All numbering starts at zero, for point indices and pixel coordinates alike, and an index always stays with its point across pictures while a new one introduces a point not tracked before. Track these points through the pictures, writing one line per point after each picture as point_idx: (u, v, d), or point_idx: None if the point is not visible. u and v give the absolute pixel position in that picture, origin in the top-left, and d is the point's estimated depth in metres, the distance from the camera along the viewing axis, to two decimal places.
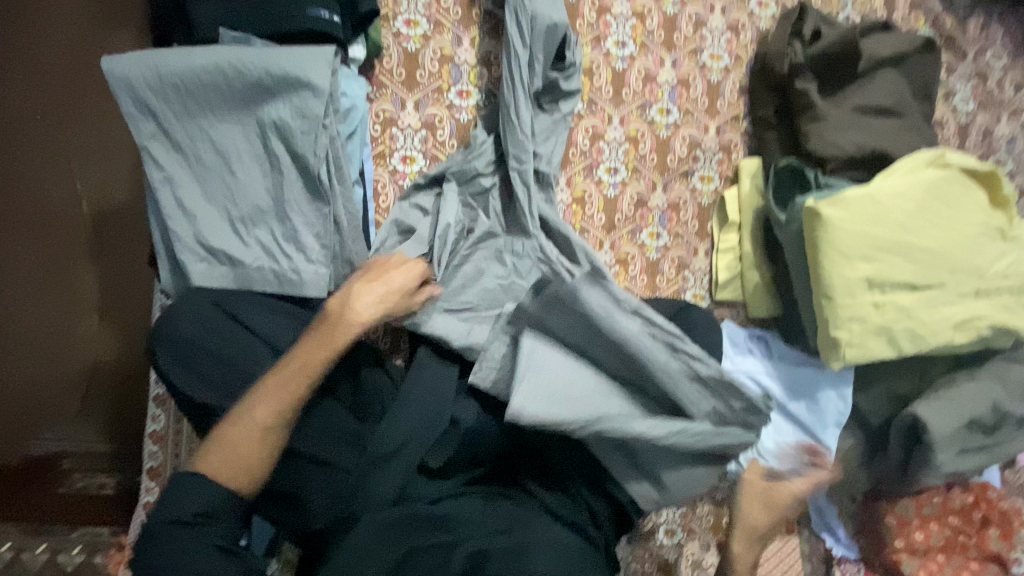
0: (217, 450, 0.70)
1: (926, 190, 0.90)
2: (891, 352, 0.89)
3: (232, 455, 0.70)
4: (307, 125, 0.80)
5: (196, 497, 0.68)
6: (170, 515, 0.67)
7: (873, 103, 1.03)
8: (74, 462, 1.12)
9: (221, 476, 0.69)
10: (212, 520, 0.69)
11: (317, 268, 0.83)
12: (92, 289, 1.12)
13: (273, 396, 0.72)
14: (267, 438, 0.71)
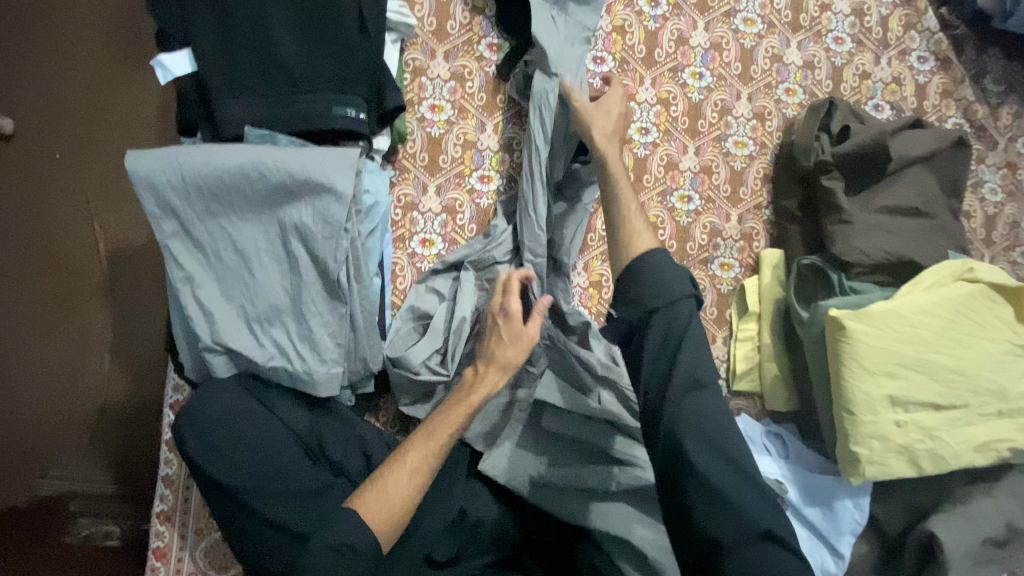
0: (374, 494, 0.77)
1: (952, 306, 0.89)
2: (912, 472, 0.87)
3: (387, 498, 0.77)
4: (328, 230, 0.80)
5: (354, 533, 0.74)
6: (330, 541, 0.74)
7: (900, 203, 1.01)
8: (83, 505, 1.21)
9: (373, 517, 0.76)
10: (362, 558, 0.74)
11: (332, 369, 0.82)
12: (105, 329, 1.28)
13: (421, 446, 0.81)
14: (417, 478, 0.79)
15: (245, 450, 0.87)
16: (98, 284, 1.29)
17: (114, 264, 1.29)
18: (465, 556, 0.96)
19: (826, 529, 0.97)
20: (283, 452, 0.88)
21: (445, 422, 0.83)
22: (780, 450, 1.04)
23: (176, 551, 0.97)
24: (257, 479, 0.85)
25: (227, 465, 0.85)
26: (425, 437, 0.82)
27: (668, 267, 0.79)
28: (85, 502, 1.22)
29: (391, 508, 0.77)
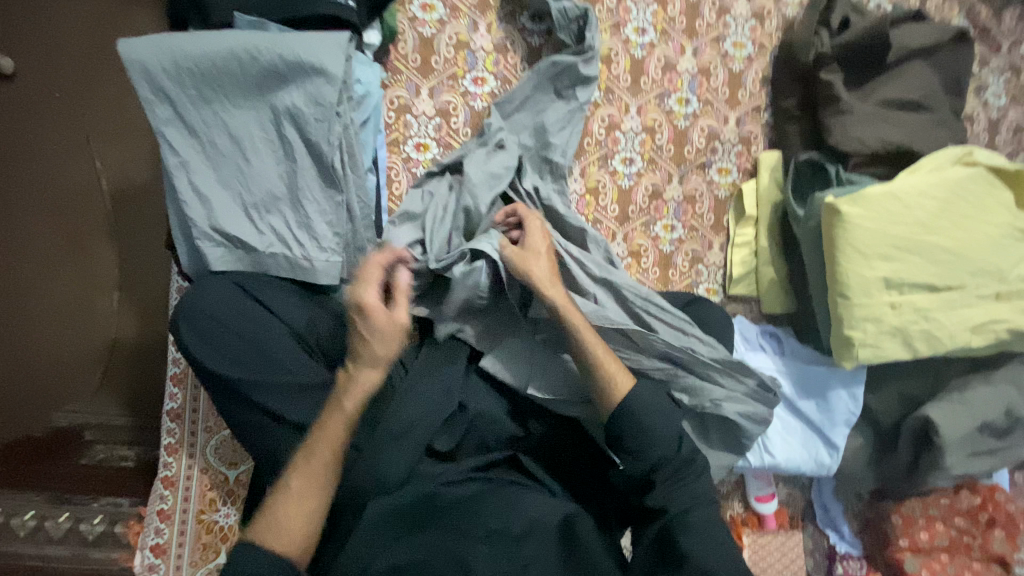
0: (266, 524, 0.69)
1: (951, 189, 0.88)
2: (905, 354, 0.88)
3: (287, 524, 0.69)
4: (321, 113, 0.80)
5: (254, 564, 0.65)
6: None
7: (900, 96, 0.99)
8: (97, 434, 1.21)
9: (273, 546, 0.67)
10: None
11: (330, 257, 0.84)
12: (113, 266, 1.29)
13: (320, 445, 0.73)
14: (318, 487, 0.71)
15: (243, 346, 0.82)
16: (102, 221, 1.29)
17: (118, 200, 1.30)
18: (466, 449, 0.96)
19: (819, 420, 0.99)
20: (283, 347, 0.84)
21: (327, 436, 0.73)
22: (775, 347, 1.05)
23: (189, 447, 1.00)
24: (263, 376, 0.81)
25: (226, 360, 0.80)
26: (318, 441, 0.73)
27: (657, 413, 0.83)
28: (99, 432, 1.22)
29: (290, 534, 0.69)
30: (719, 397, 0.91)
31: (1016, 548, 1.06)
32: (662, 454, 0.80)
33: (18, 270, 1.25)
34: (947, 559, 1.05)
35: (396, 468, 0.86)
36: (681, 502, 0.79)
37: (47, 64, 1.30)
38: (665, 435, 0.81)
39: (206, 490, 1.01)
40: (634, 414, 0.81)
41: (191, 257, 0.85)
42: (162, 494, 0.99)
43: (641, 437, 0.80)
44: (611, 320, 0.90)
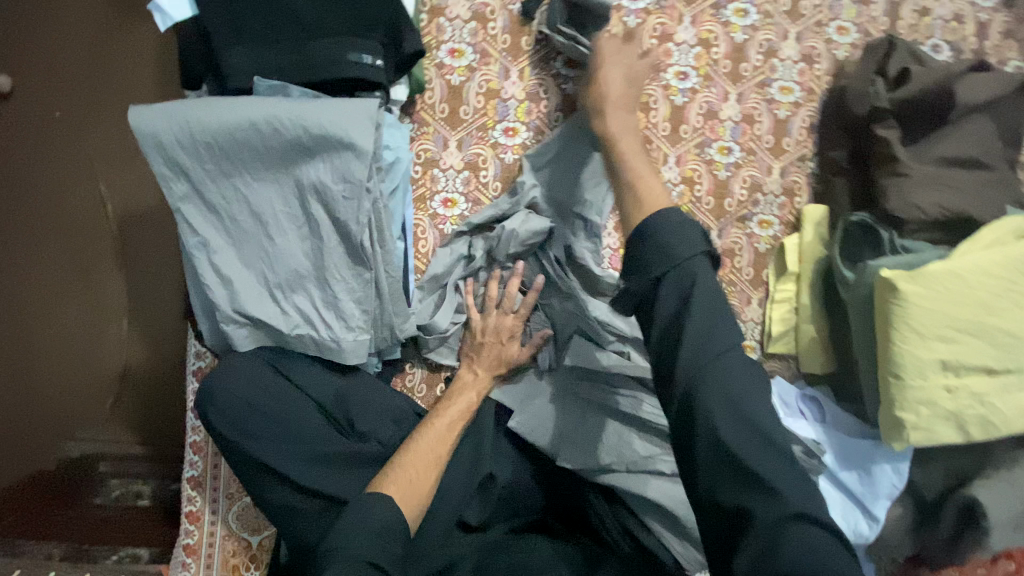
0: (395, 476, 0.79)
1: (1016, 266, 0.82)
2: (959, 438, 0.84)
3: (414, 483, 0.79)
4: (349, 190, 0.74)
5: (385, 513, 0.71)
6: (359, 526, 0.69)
7: (959, 154, 0.93)
8: (111, 466, 1.26)
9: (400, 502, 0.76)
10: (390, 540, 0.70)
11: (358, 337, 0.79)
12: (121, 295, 1.31)
13: (430, 441, 0.85)
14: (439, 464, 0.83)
15: (268, 421, 0.82)
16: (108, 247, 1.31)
17: (124, 227, 1.30)
18: (498, 517, 0.95)
19: (861, 492, 0.95)
20: (309, 422, 0.85)
21: (444, 419, 0.88)
22: (817, 414, 1.02)
23: (209, 516, 0.97)
24: (290, 455, 0.82)
25: (253, 437, 0.81)
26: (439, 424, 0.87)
27: (675, 229, 0.59)
28: (113, 464, 1.27)
29: (415, 495, 0.78)
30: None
31: None
32: (674, 267, 0.58)
33: (49, 301, 1.32)
34: None
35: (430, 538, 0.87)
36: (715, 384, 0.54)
37: (57, 100, 1.28)
38: (681, 261, 0.58)
39: (228, 558, 0.98)
40: (651, 233, 0.60)
41: (214, 333, 0.82)
42: (184, 562, 0.97)
43: (664, 266, 0.59)
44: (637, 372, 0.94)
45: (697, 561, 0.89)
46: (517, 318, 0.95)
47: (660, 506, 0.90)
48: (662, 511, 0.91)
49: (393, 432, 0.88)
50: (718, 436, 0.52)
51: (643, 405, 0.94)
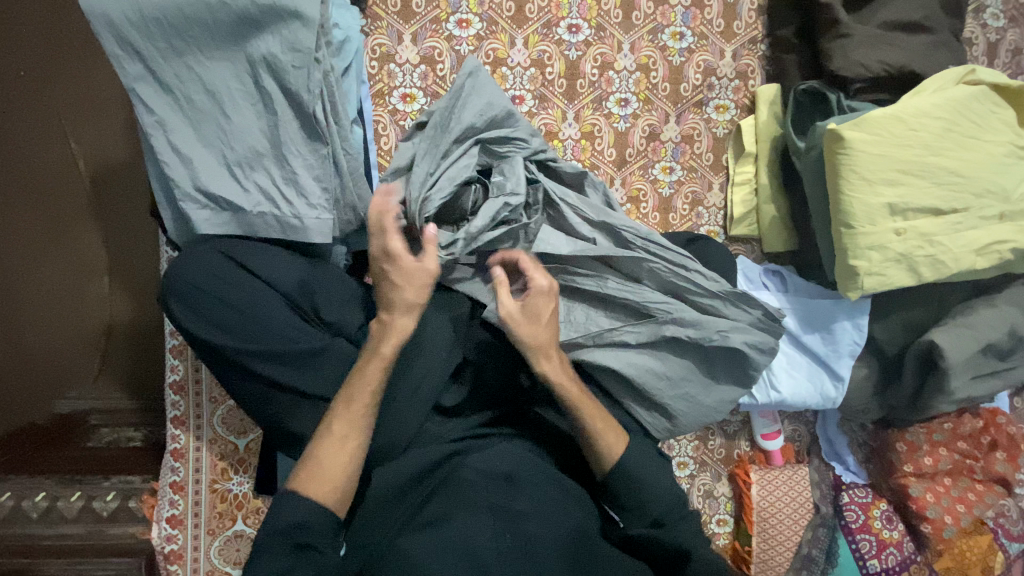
0: (309, 474, 0.72)
1: (953, 107, 0.87)
2: (911, 280, 0.87)
3: (329, 470, 0.72)
4: (300, 60, 0.77)
5: (299, 513, 0.68)
6: (283, 523, 0.68)
7: (901, 16, 0.95)
8: (104, 417, 1.25)
9: (314, 494, 0.70)
10: (316, 532, 0.69)
11: (321, 214, 0.81)
12: (98, 249, 1.27)
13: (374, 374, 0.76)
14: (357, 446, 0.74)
15: (231, 313, 0.79)
16: (83, 202, 1.25)
17: (98, 184, 1.25)
18: (475, 403, 0.95)
19: (826, 351, 1.00)
20: (275, 314, 0.80)
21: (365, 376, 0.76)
22: (779, 285, 1.06)
23: (195, 419, 1.00)
24: (259, 346, 0.78)
25: (218, 330, 0.78)
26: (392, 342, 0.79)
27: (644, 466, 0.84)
28: (105, 416, 1.26)
29: (331, 483, 0.72)
30: (726, 327, 0.90)
31: (1017, 467, 1.11)
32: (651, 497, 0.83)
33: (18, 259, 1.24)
34: (950, 483, 1.09)
35: (410, 420, 0.88)
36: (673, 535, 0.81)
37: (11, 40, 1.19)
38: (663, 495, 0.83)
39: (217, 460, 1.01)
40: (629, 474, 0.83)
41: (178, 224, 0.82)
42: (174, 467, 0.99)
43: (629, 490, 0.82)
44: (600, 251, 0.90)
45: (664, 429, 0.92)
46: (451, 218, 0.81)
47: (632, 382, 0.90)
48: (628, 382, 0.91)
49: (361, 321, 0.85)
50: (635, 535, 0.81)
51: (608, 283, 0.91)
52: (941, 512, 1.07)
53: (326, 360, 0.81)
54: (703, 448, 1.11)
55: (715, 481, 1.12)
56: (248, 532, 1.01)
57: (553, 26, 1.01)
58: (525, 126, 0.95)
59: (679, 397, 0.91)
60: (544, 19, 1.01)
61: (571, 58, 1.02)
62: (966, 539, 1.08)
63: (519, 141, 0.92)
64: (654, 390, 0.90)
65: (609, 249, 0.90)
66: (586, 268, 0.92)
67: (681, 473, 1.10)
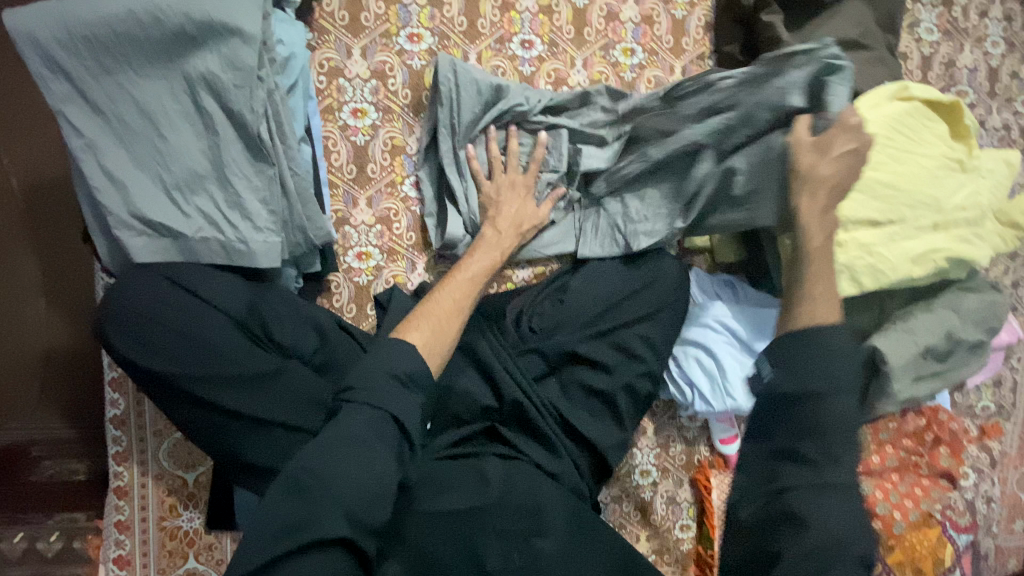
0: (417, 324, 0.76)
1: (887, 123, 0.91)
2: (853, 289, 0.90)
3: (439, 327, 0.77)
4: (240, 79, 0.74)
5: (410, 361, 0.69)
6: (388, 367, 0.68)
7: (840, 34, 0.99)
8: (44, 449, 1.11)
9: (426, 347, 0.74)
10: (417, 387, 0.69)
11: (268, 237, 0.78)
12: (32, 269, 1.12)
13: (457, 287, 0.84)
14: (461, 315, 0.80)
15: (178, 338, 0.75)
16: (17, 219, 1.10)
17: (35, 200, 1.11)
18: (440, 424, 0.93)
19: None
20: (225, 337, 0.77)
21: (469, 273, 0.86)
22: (731, 295, 1.10)
23: (138, 453, 0.95)
24: (207, 371, 0.75)
25: (162, 358, 0.74)
26: (471, 279, 0.86)
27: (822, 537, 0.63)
28: (47, 447, 1.11)
29: (439, 343, 0.76)
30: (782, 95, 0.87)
31: (960, 462, 1.18)
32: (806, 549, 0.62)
33: None
34: (897, 478, 1.15)
35: None
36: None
37: None
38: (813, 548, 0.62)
39: (164, 497, 0.96)
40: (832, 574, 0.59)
41: (112, 252, 0.77)
42: (117, 505, 0.94)
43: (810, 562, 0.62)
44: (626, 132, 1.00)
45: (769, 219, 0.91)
46: (527, 178, 0.97)
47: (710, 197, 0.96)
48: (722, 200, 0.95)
49: (316, 344, 0.84)
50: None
51: (649, 153, 0.98)
52: (890, 508, 1.12)
53: (282, 384, 0.78)
54: (665, 455, 1.14)
55: (677, 487, 1.14)
56: (200, 571, 0.96)
57: (506, 42, 1.01)
58: (516, 90, 0.96)
59: (752, 203, 0.92)
60: (497, 35, 1.01)
61: (525, 73, 1.02)
62: (916, 533, 1.12)
63: (520, 102, 0.96)
64: (745, 197, 0.93)
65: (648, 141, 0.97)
66: (636, 156, 0.99)
67: (644, 481, 1.13)
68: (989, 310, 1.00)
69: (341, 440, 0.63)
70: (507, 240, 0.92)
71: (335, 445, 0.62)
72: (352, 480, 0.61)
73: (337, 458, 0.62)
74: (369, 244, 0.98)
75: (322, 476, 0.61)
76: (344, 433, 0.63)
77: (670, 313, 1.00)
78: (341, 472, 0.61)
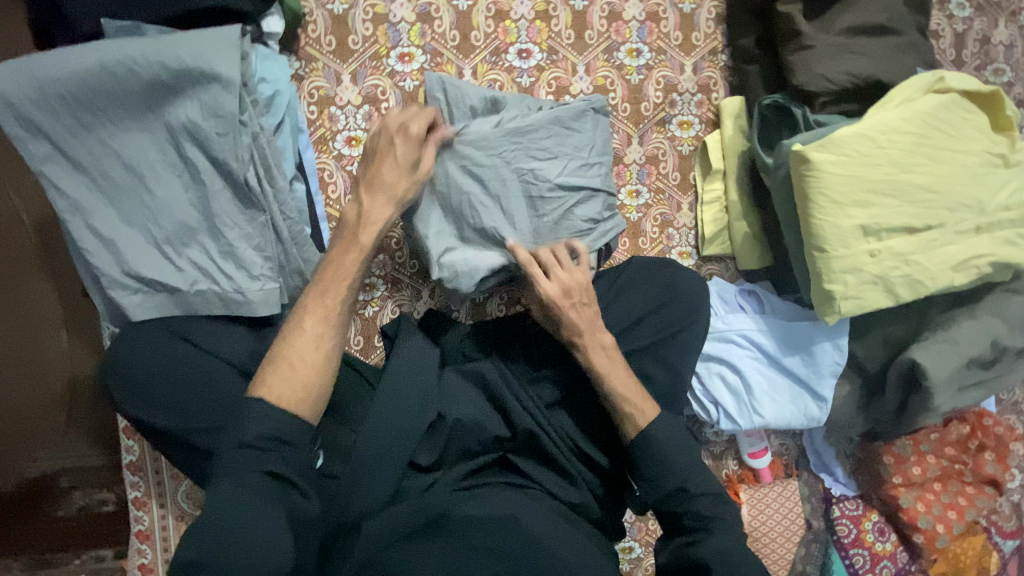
0: (280, 371, 0.63)
1: (922, 119, 0.83)
2: (889, 301, 0.84)
3: (295, 375, 0.63)
4: (223, 126, 0.70)
5: (270, 420, 0.59)
6: (239, 438, 0.57)
7: (867, 21, 0.90)
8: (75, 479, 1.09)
9: (288, 396, 0.62)
10: (289, 447, 0.59)
11: (265, 285, 0.75)
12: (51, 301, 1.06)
13: (318, 305, 0.68)
14: (323, 341, 0.67)
15: (178, 390, 0.72)
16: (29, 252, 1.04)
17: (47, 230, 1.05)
18: (451, 455, 0.90)
19: (806, 373, 0.98)
20: (225, 386, 0.72)
21: (331, 278, 0.70)
22: (756, 307, 1.03)
23: (155, 497, 0.95)
24: (210, 421, 0.71)
25: (163, 412, 0.71)
26: (330, 280, 0.70)
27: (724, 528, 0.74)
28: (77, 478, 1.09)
29: (300, 387, 0.63)
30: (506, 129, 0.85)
31: (1007, 468, 1.10)
32: (681, 476, 0.77)
33: None
34: (940, 488, 1.08)
35: (370, 500, 0.79)
36: (723, 559, 0.71)
37: None
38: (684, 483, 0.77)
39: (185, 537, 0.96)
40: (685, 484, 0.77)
41: (108, 312, 0.75)
42: (139, 549, 0.95)
43: (693, 504, 0.76)
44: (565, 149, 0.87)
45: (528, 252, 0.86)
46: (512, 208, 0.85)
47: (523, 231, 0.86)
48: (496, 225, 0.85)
49: None
50: (719, 538, 0.73)
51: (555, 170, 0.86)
52: (933, 522, 1.06)
53: None
54: None
55: None
56: None
57: (502, 53, 0.95)
58: (515, 102, 0.89)
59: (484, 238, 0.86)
60: (492, 46, 0.95)
61: (524, 85, 0.97)
62: (960, 543, 1.08)
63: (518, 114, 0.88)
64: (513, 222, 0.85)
65: (538, 128, 0.86)
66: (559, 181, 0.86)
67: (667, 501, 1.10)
68: None
69: (214, 520, 0.54)
70: (381, 194, 0.76)
71: (205, 518, 0.54)
72: (246, 554, 0.53)
73: (215, 540, 0.53)
74: (374, 276, 1.01)
75: (200, 569, 0.51)
76: (210, 510, 0.54)
77: (693, 335, 0.92)
78: (229, 551, 0.52)
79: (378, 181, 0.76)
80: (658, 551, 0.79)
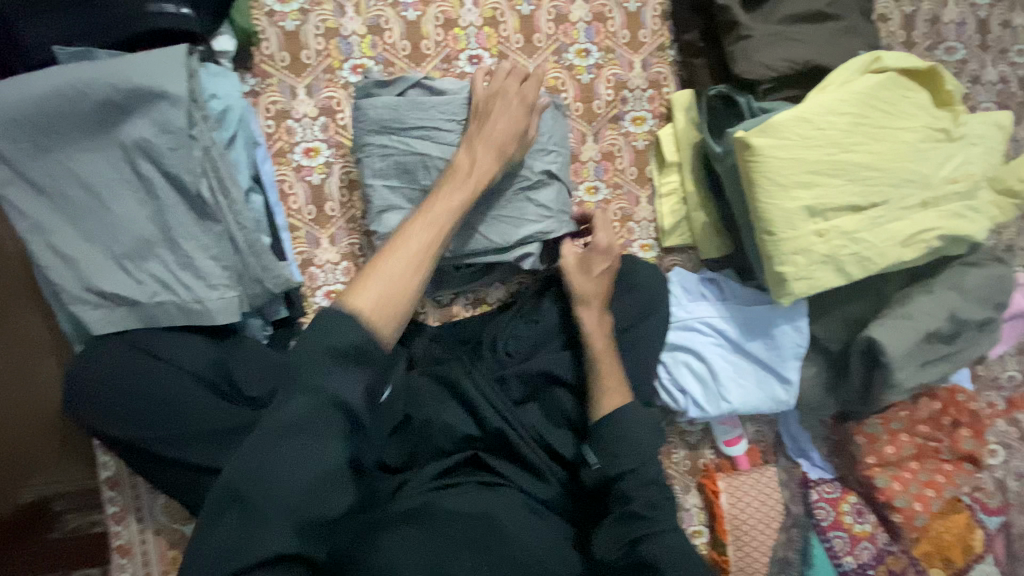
0: (367, 287, 0.63)
1: (860, 100, 0.85)
2: (840, 280, 0.85)
3: (396, 285, 0.65)
4: (174, 141, 0.73)
5: (355, 334, 0.57)
6: (330, 342, 0.56)
7: (804, 9, 0.93)
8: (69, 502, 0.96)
9: (377, 309, 0.62)
10: (374, 360, 0.59)
11: (224, 294, 0.77)
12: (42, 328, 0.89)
13: (426, 231, 0.72)
14: (421, 267, 0.69)
15: (142, 403, 0.74)
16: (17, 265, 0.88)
17: None
18: (423, 456, 0.90)
19: (768, 357, 0.99)
20: (190, 398, 0.75)
21: (429, 215, 0.74)
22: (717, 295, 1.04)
23: (135, 510, 0.98)
24: (176, 434, 0.74)
25: (135, 427, 0.74)
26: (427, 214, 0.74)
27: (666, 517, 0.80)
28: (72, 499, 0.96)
29: (393, 307, 0.64)
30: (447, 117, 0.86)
31: (984, 442, 1.10)
32: (637, 461, 0.83)
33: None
34: (916, 467, 1.08)
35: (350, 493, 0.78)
36: (660, 545, 0.78)
37: None
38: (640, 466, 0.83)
39: (165, 550, 0.99)
40: (638, 469, 0.83)
41: (74, 328, 0.78)
42: (122, 563, 0.98)
43: (642, 491, 0.81)
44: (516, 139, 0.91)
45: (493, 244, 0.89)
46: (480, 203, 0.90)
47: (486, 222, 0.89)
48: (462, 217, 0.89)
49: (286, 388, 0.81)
50: (659, 528, 0.79)
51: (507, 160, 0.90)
52: (910, 500, 1.06)
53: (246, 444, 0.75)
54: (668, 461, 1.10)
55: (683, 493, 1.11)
56: None
57: (453, 60, 0.98)
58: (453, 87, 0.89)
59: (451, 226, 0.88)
60: (443, 54, 0.98)
61: None
62: (942, 521, 1.07)
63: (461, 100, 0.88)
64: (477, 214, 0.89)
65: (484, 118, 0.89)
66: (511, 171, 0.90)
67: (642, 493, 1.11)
68: (993, 285, 0.95)
69: (275, 438, 0.54)
70: (490, 153, 0.82)
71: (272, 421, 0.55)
72: (285, 480, 0.53)
73: (263, 463, 0.53)
74: None
75: (254, 477, 0.53)
76: (275, 421, 0.55)
77: (651, 327, 0.95)
78: (274, 474, 0.53)
79: (490, 137, 0.82)
80: (598, 543, 0.81)
